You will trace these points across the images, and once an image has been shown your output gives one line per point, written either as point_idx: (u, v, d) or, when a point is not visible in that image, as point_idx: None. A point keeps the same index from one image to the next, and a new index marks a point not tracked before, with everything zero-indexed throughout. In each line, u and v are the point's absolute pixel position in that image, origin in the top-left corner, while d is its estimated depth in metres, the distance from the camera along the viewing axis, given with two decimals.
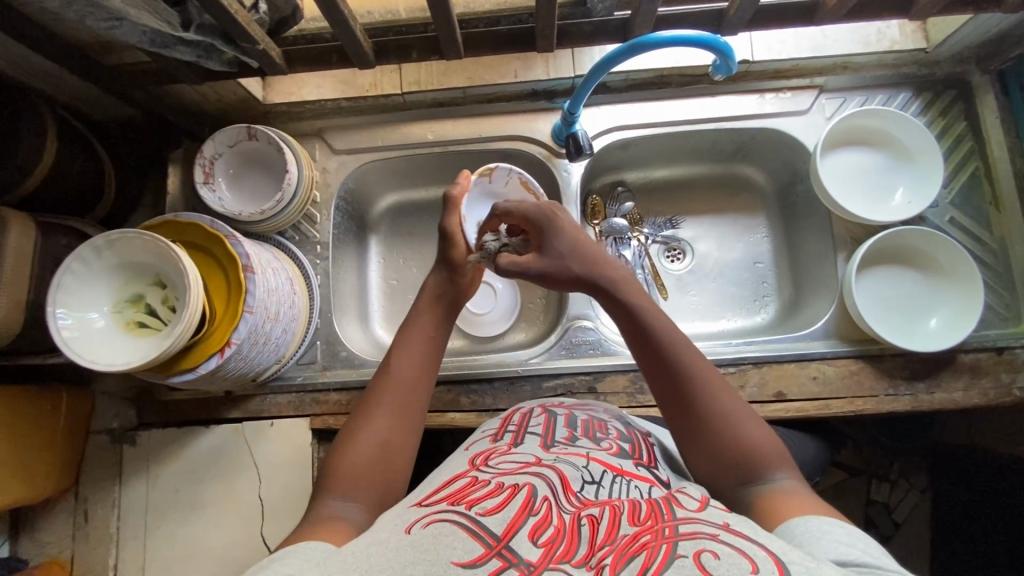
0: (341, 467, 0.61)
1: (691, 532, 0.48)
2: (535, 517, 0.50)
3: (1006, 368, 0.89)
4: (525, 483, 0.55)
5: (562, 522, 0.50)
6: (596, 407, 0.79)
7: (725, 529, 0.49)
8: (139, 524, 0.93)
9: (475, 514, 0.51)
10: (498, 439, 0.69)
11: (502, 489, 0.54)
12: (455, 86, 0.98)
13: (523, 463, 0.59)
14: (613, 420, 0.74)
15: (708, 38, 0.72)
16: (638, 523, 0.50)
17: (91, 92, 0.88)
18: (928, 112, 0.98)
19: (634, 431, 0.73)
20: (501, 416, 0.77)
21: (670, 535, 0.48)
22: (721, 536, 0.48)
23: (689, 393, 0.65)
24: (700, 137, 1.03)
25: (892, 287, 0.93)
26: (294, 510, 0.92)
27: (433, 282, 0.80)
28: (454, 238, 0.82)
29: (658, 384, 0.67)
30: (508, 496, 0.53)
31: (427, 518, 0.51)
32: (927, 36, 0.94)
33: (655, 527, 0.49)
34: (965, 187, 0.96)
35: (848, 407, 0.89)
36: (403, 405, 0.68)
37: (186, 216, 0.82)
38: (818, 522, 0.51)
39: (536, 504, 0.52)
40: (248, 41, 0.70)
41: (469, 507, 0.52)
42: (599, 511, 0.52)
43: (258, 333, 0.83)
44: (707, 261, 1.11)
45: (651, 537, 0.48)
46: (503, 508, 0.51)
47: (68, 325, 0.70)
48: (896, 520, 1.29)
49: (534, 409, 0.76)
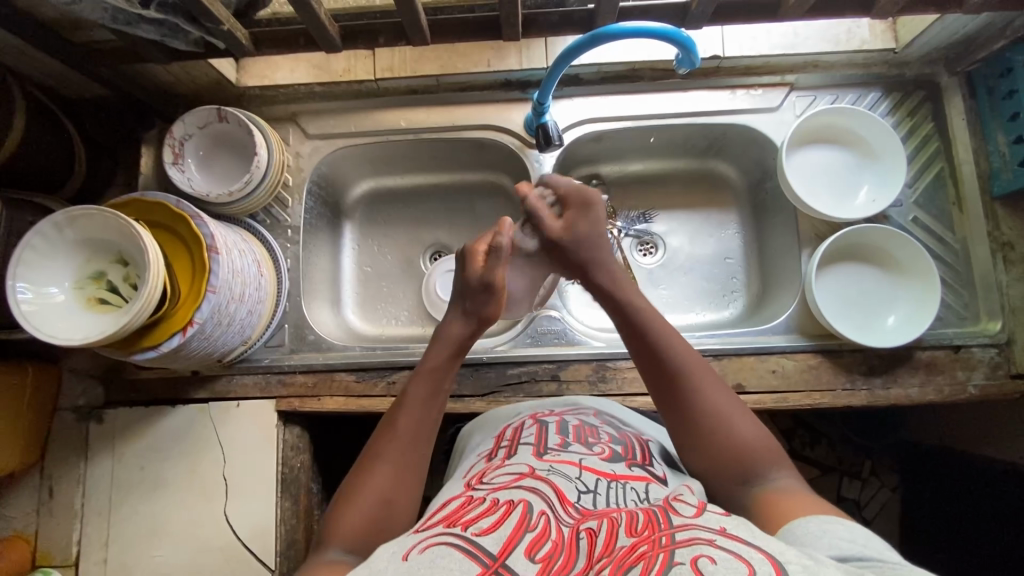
0: (349, 521, 0.61)
1: (688, 538, 0.48)
2: (531, 534, 0.51)
3: (961, 366, 0.90)
4: (520, 500, 0.56)
5: (560, 536, 0.52)
6: (586, 407, 0.82)
7: (721, 534, 0.49)
8: (104, 500, 0.94)
9: (471, 535, 0.52)
10: (492, 457, 0.70)
11: (497, 507, 0.56)
12: (429, 73, 0.98)
13: (516, 475, 0.62)
14: (604, 424, 0.77)
15: (671, 32, 0.72)
16: (635, 534, 0.50)
17: (61, 69, 0.88)
18: (896, 112, 0.99)
19: (626, 433, 0.75)
20: (494, 433, 0.79)
21: (667, 543, 0.47)
22: (718, 541, 0.47)
23: (675, 385, 0.68)
24: (673, 132, 1.04)
25: (854, 284, 0.95)
26: (258, 489, 0.93)
27: (452, 334, 0.75)
28: (497, 291, 0.76)
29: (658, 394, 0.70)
30: (504, 513, 0.55)
31: (425, 542, 0.52)
32: (896, 37, 0.94)
33: (653, 537, 0.48)
34: (930, 187, 0.97)
35: (805, 400, 0.90)
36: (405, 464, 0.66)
37: (151, 196, 0.83)
38: (817, 522, 0.52)
39: (533, 521, 0.53)
40: (212, 21, 0.70)
41: (465, 528, 0.53)
42: (598, 524, 0.52)
43: (221, 313, 0.83)
44: (678, 255, 1.13)
45: (647, 548, 0.47)
46: (498, 527, 0.53)
47: (28, 300, 0.71)
48: (866, 517, 1.33)
49: (525, 421, 0.78)
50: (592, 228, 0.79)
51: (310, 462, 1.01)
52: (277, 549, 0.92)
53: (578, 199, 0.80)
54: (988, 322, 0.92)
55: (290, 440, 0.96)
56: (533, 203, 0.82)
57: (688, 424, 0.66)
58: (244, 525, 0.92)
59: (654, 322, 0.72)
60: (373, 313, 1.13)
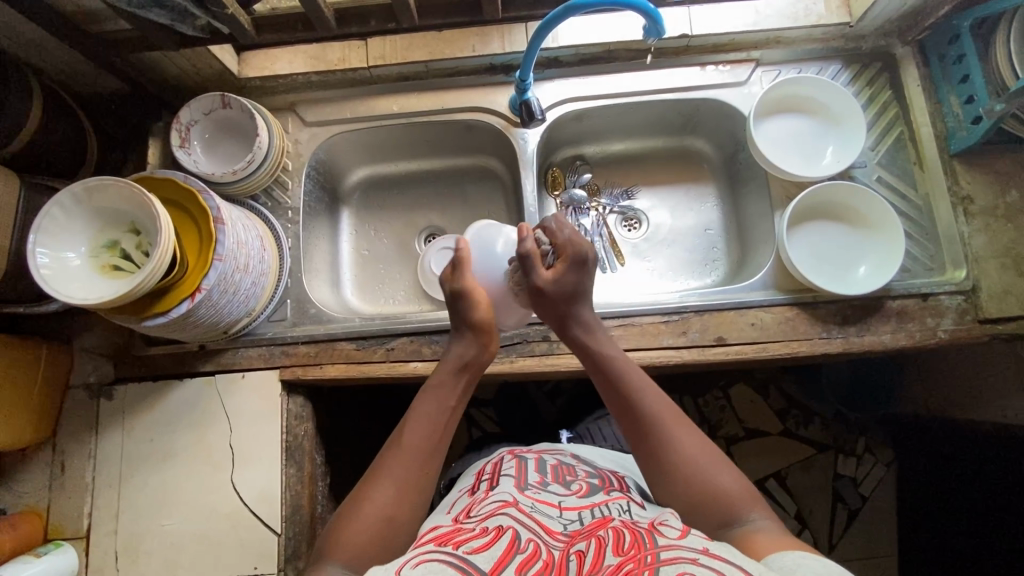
0: (349, 533, 0.62)
1: (672, 558, 0.51)
2: (522, 555, 0.55)
3: (930, 313, 0.95)
4: (509, 527, 0.59)
5: (551, 557, 0.56)
6: (562, 451, 0.88)
7: (704, 553, 0.52)
8: (114, 473, 0.97)
9: (463, 554, 0.55)
10: (476, 492, 0.74)
11: (487, 532, 0.59)
12: (418, 60, 1.05)
13: (501, 503, 0.66)
14: (580, 463, 0.82)
15: (637, 2, 0.79)
16: (622, 553, 0.53)
17: (74, 62, 0.94)
18: (857, 82, 1.06)
19: (602, 471, 0.81)
20: (476, 472, 0.84)
21: (652, 561, 0.50)
22: (700, 560, 0.51)
23: (650, 438, 0.70)
24: (649, 108, 1.10)
25: (825, 240, 1.01)
26: (264, 456, 0.96)
27: (456, 351, 0.79)
28: (474, 298, 0.81)
29: (638, 444, 0.71)
30: (494, 536, 0.58)
31: (417, 559, 0.55)
32: (850, 11, 1.02)
33: (638, 556, 0.51)
34: (891, 149, 1.03)
35: (784, 349, 0.94)
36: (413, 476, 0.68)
37: (162, 174, 0.88)
38: (793, 556, 0.54)
39: (522, 544, 0.56)
40: (218, 5, 0.78)
41: (457, 547, 0.56)
42: (587, 544, 0.56)
43: (227, 281, 0.88)
44: (661, 229, 1.18)
45: (633, 565, 0.50)
46: (489, 547, 0.56)
47: (46, 264, 0.76)
48: (863, 492, 1.43)
49: (504, 457, 0.83)
50: (580, 284, 0.80)
51: (314, 432, 1.04)
52: (283, 514, 0.95)
53: (573, 254, 0.80)
54: (954, 271, 0.97)
55: (293, 409, 1.00)
56: (531, 249, 0.80)
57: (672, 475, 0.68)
58: (251, 491, 0.95)
59: (630, 374, 0.75)
60: (371, 294, 1.18)
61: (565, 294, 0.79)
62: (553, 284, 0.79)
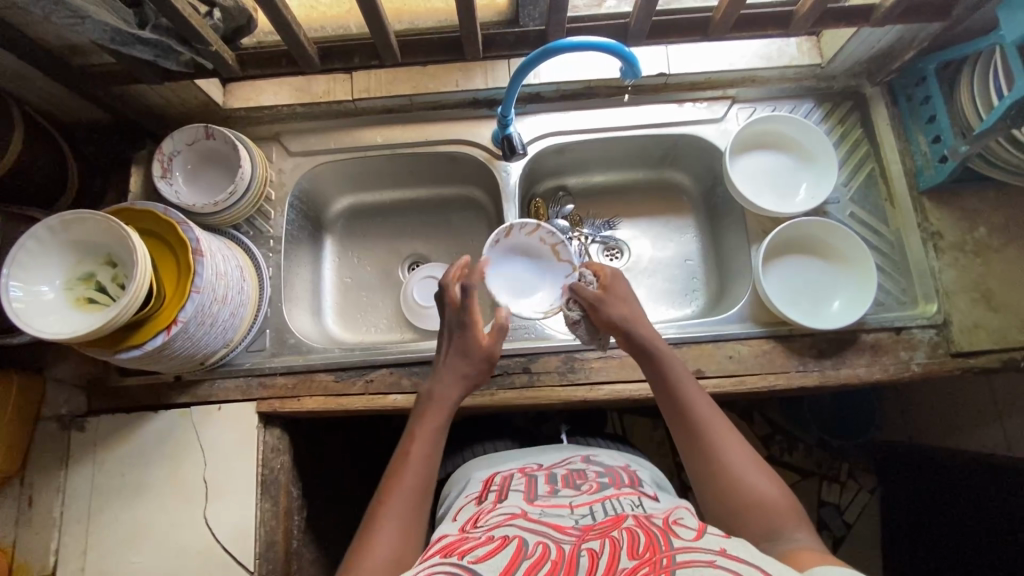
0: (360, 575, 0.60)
1: (689, 560, 0.51)
2: (529, 561, 0.54)
3: (904, 346, 0.97)
4: (515, 536, 0.58)
5: (560, 554, 0.55)
6: (572, 459, 0.86)
7: (721, 554, 0.53)
8: (84, 507, 0.95)
9: (467, 564, 0.54)
10: (482, 501, 0.74)
11: (493, 540, 0.58)
12: (402, 94, 1.07)
13: (508, 515, 0.64)
14: (590, 466, 0.81)
15: (614, 45, 0.81)
16: (637, 556, 0.53)
17: (58, 93, 0.95)
18: (828, 120, 1.09)
19: (612, 469, 0.81)
20: (483, 480, 0.84)
21: (667, 565, 0.51)
22: (717, 562, 0.51)
23: (694, 435, 0.73)
24: (629, 142, 1.13)
25: (800, 274, 1.03)
26: (238, 490, 0.95)
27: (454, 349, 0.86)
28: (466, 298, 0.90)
29: (682, 441, 0.74)
30: (500, 545, 0.57)
31: (423, 571, 0.54)
32: (821, 53, 1.06)
33: (653, 559, 0.52)
34: (863, 186, 1.06)
35: (761, 382, 0.95)
36: (411, 515, 0.67)
37: (142, 205, 0.88)
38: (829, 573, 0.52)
39: (530, 550, 0.56)
40: (202, 43, 0.79)
41: (462, 557, 0.56)
42: (599, 544, 0.56)
43: (205, 313, 0.88)
44: (642, 258, 1.20)
45: (649, 569, 0.51)
46: (494, 556, 0.55)
47: (18, 297, 0.75)
48: (848, 520, 1.42)
49: (514, 474, 0.81)
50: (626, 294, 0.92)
51: (290, 465, 1.03)
52: (256, 550, 0.93)
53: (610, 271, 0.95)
54: (926, 305, 0.99)
55: (270, 442, 0.99)
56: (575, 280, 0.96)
57: (715, 478, 0.69)
58: (224, 526, 0.93)
59: (681, 376, 0.79)
60: (352, 322, 1.18)
61: (618, 299, 0.90)
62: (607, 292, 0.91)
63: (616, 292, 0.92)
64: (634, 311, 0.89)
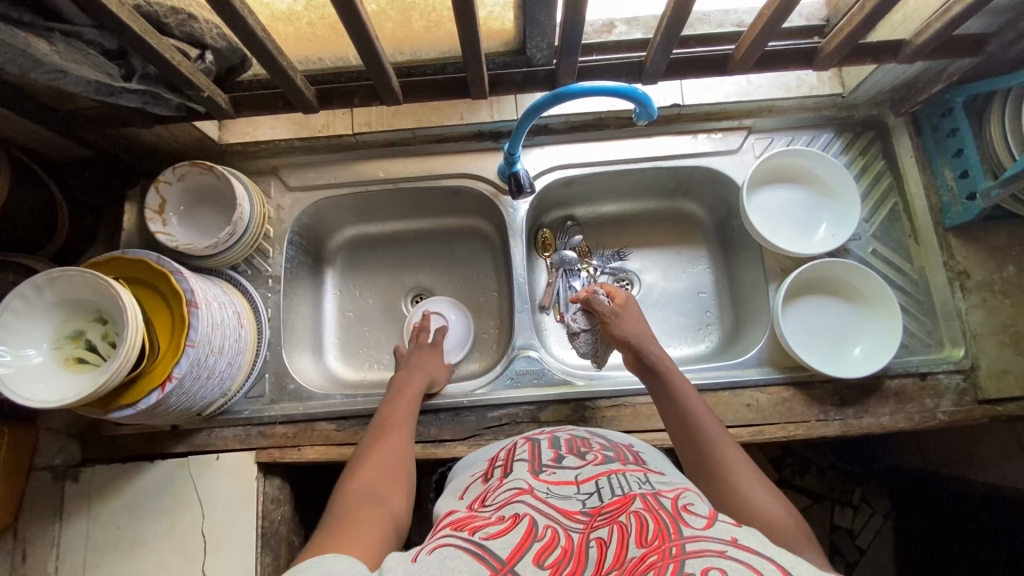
0: (347, 515, 0.60)
1: (699, 550, 0.44)
2: (539, 543, 0.48)
3: (929, 393, 0.93)
4: (526, 514, 0.52)
5: (570, 542, 0.49)
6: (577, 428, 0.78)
7: (733, 545, 0.45)
8: (79, 562, 0.92)
9: (479, 539, 0.49)
10: (489, 478, 0.66)
11: (502, 516, 0.53)
12: (405, 128, 1.03)
13: (517, 489, 0.58)
14: (595, 436, 0.75)
15: (627, 88, 0.77)
16: (646, 544, 0.45)
17: (46, 134, 0.91)
18: (849, 152, 1.05)
19: (617, 443, 0.73)
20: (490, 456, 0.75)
21: (677, 554, 0.43)
22: (729, 552, 0.44)
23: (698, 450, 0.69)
24: (641, 175, 1.08)
25: (820, 315, 0.99)
26: (236, 545, 0.91)
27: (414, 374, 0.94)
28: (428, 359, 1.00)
29: (689, 460, 0.70)
30: (511, 523, 0.51)
31: (433, 544, 0.50)
32: (843, 83, 1.01)
33: (663, 547, 0.45)
34: (885, 222, 1.02)
35: (780, 432, 0.92)
36: (395, 429, 0.78)
37: (133, 254, 0.85)
38: None
39: (539, 531, 0.50)
40: (192, 89, 0.74)
41: (473, 532, 0.51)
42: (609, 532, 0.49)
43: (200, 367, 0.84)
44: (653, 291, 1.15)
45: (658, 558, 0.44)
46: (506, 534, 0.50)
47: (5, 362, 0.71)
48: (861, 545, 1.31)
49: (518, 441, 0.74)
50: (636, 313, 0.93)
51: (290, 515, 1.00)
52: None
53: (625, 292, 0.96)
54: (952, 349, 0.95)
55: (270, 492, 0.96)
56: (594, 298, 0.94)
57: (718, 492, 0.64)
58: None
59: (688, 394, 0.77)
60: (354, 358, 1.14)
61: (631, 317, 0.91)
62: (622, 312, 0.92)
63: (625, 310, 0.92)
64: (643, 328, 0.90)
